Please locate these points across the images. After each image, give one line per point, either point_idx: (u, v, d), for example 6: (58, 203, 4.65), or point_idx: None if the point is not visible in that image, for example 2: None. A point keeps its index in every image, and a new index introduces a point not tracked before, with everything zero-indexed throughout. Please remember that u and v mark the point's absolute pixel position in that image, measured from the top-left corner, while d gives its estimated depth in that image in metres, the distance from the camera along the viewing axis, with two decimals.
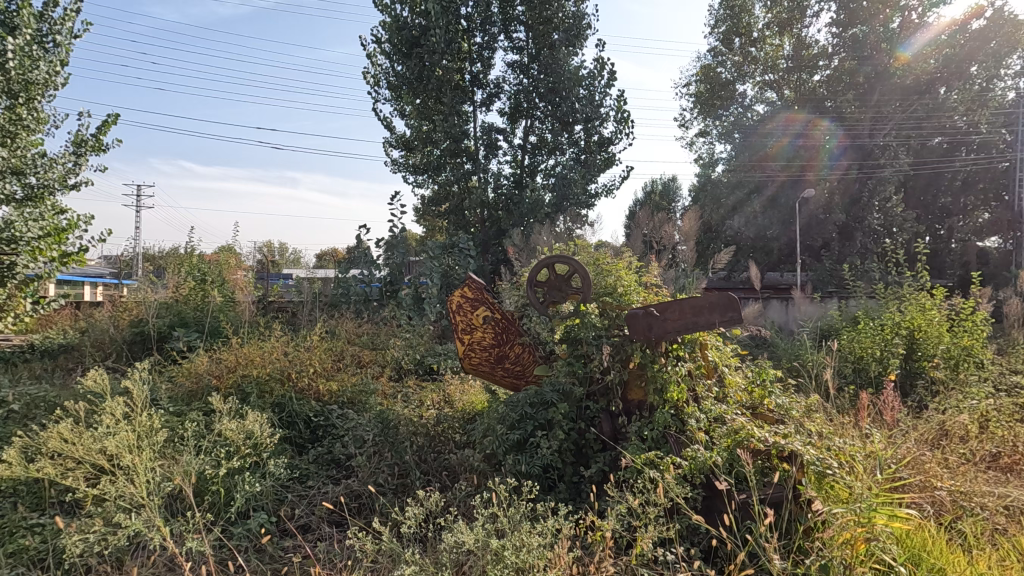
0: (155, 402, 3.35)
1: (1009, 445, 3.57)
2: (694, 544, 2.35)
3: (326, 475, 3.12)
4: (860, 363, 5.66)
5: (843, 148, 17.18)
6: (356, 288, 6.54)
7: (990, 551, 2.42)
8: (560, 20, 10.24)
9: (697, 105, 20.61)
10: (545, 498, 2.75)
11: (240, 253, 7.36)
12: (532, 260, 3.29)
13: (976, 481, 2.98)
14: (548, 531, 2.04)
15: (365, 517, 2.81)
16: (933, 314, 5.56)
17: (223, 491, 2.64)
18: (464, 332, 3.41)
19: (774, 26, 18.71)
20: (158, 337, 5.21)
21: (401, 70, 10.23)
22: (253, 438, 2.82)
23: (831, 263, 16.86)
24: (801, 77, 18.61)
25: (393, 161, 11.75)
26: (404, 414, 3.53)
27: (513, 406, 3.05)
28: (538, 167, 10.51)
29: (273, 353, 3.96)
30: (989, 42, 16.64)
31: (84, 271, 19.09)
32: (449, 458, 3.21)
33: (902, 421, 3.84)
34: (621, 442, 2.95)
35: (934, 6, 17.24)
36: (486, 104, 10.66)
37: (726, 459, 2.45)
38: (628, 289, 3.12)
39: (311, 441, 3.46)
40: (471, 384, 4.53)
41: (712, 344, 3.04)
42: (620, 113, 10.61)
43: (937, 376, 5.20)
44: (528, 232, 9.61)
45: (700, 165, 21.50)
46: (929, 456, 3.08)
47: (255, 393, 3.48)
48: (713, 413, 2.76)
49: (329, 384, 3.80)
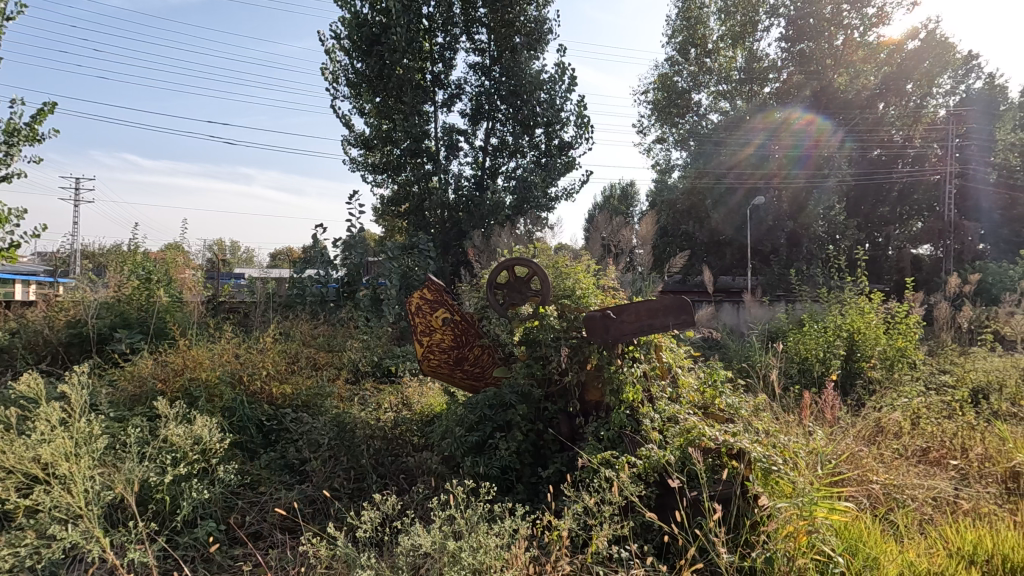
0: (94, 407, 3.19)
1: (938, 439, 3.82)
2: (647, 541, 2.41)
3: (279, 481, 3.05)
4: (805, 363, 5.93)
5: (807, 155, 17.83)
6: (312, 288, 6.39)
7: (919, 540, 2.58)
8: (521, 24, 10.34)
9: (654, 112, 21.19)
10: (502, 499, 2.77)
11: (189, 251, 7.08)
12: (493, 262, 3.31)
13: (907, 474, 3.20)
14: (505, 531, 2.05)
15: (320, 522, 2.75)
16: (871, 317, 5.89)
17: (169, 499, 2.53)
18: (424, 334, 3.39)
19: (728, 38, 19.79)
20: (98, 339, 4.95)
21: (361, 68, 10.08)
22: (202, 443, 2.71)
23: (779, 268, 17.57)
24: (752, 90, 19.32)
25: (352, 160, 11.57)
26: (361, 417, 3.48)
27: (472, 408, 3.05)
28: (499, 169, 10.56)
29: (225, 356, 3.83)
30: (922, 62, 18.03)
31: (15, 269, 17.96)
32: (406, 461, 3.19)
33: (842, 419, 4.04)
34: (578, 442, 3.01)
35: (873, 27, 18.38)
36: (447, 104, 10.62)
37: (678, 457, 2.54)
38: (586, 292, 3.16)
39: (264, 446, 3.38)
40: (430, 386, 4.51)
41: (666, 346, 3.14)
42: (580, 118, 10.79)
43: (874, 376, 5.49)
44: (488, 233, 9.63)
45: (657, 171, 22.08)
46: (865, 451, 3.28)
47: (204, 397, 3.35)
48: (666, 413, 2.84)
49: (283, 387, 3.69)
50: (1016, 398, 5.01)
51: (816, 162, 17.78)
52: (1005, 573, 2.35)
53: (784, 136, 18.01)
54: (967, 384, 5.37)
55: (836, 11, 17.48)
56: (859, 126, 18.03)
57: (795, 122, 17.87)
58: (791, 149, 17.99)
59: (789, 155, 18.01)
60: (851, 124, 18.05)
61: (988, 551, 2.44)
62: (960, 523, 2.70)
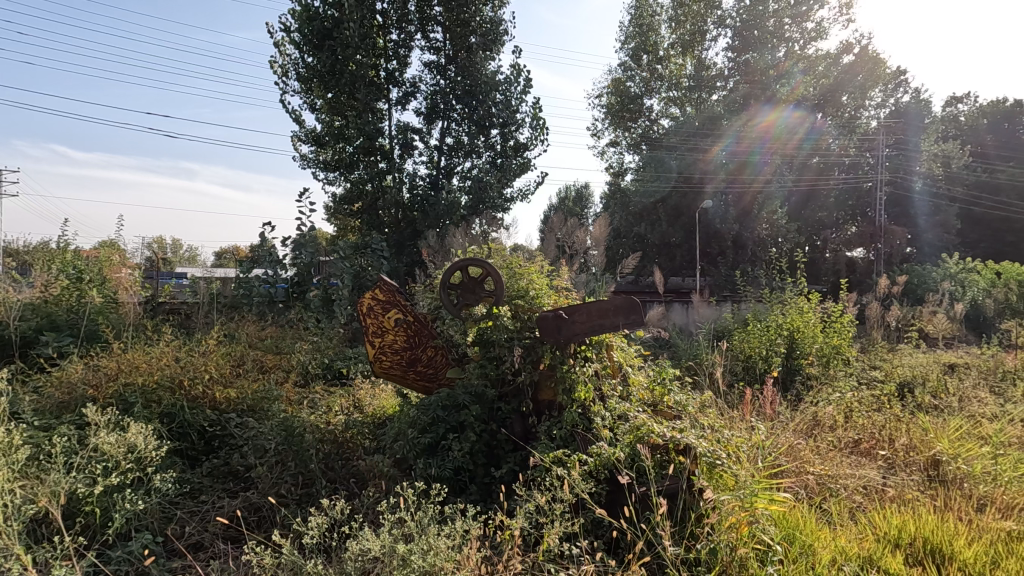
0: (16, 416, 2.97)
1: (868, 431, 4.06)
2: (599, 537, 2.45)
3: (222, 489, 2.94)
4: (749, 361, 6.16)
5: (765, 160, 18.52)
6: (259, 288, 6.14)
7: (851, 526, 2.75)
8: (477, 23, 10.29)
9: (608, 116, 21.63)
10: (455, 500, 2.76)
11: (124, 249, 6.69)
12: (446, 262, 3.28)
13: (841, 464, 3.41)
14: (457, 532, 2.05)
15: (265, 531, 2.66)
16: (809, 316, 6.20)
17: (99, 511, 2.38)
18: (375, 335, 3.33)
19: (678, 46, 20.48)
20: (21, 342, 4.60)
21: (312, 62, 9.81)
22: (136, 451, 2.58)
23: (726, 269, 18.22)
24: (700, 96, 20.26)
25: (302, 156, 11.26)
26: (310, 420, 3.38)
27: (425, 410, 3.03)
28: (454, 169, 10.51)
29: (164, 360, 3.65)
30: (856, 77, 19.46)
31: None
32: (357, 465, 3.12)
33: (782, 414, 4.24)
34: (531, 442, 3.04)
35: (812, 41, 19.48)
36: (402, 102, 10.49)
37: (628, 454, 2.59)
38: (539, 292, 3.19)
39: (206, 453, 3.25)
40: (383, 388, 4.44)
41: (617, 345, 3.21)
42: (535, 120, 10.88)
43: (812, 372, 5.79)
44: (443, 233, 9.56)
45: (610, 173, 22.53)
46: (802, 444, 3.47)
47: (140, 403, 3.17)
48: (617, 411, 2.91)
49: (226, 391, 3.54)
50: (937, 390, 5.37)
51: (772, 167, 18.50)
52: (926, 554, 2.53)
53: (745, 140, 18.49)
54: (895, 378, 5.73)
55: (777, 25, 19.01)
56: (808, 131, 19.07)
57: (756, 126, 18.44)
58: (751, 153, 18.49)
59: (749, 159, 18.49)
60: (798, 128, 19.02)
61: (911, 534, 2.62)
62: (886, 509, 2.89)
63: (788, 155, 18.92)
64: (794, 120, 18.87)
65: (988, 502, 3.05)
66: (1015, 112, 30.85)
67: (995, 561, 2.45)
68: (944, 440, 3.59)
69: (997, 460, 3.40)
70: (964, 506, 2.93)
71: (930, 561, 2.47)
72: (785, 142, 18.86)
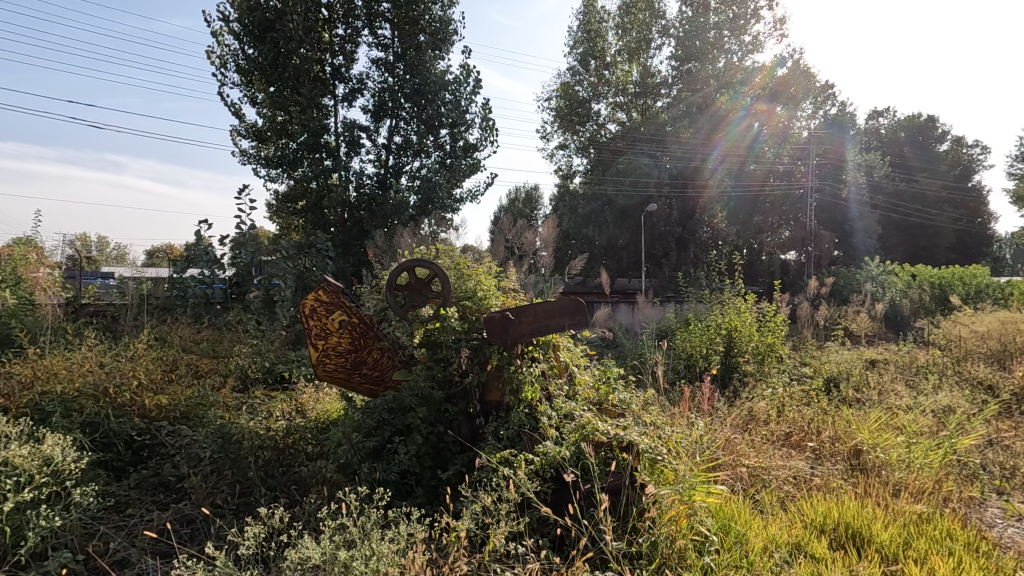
0: None
1: (798, 424, 4.32)
2: (545, 535, 2.47)
3: (151, 502, 2.78)
4: (690, 359, 6.41)
5: (720, 162, 19.53)
6: (195, 289, 5.78)
7: (781, 514, 2.91)
8: (426, 22, 10.19)
9: (557, 119, 21.98)
10: (400, 503, 2.73)
11: (42, 246, 6.22)
12: (392, 263, 3.23)
13: (772, 457, 3.61)
14: (402, 536, 2.02)
15: (198, 543, 2.54)
16: (747, 316, 6.50)
17: (9, 531, 2.20)
18: (318, 338, 3.25)
19: (624, 53, 20.95)
20: None
21: (253, 54, 9.46)
22: (52, 464, 2.39)
23: (670, 271, 18.80)
24: (646, 103, 21.00)
25: (242, 152, 10.83)
26: (249, 427, 3.24)
27: (370, 413, 2.98)
28: (402, 168, 10.37)
29: (86, 366, 3.41)
30: (790, 88, 20.92)
31: None
32: (298, 471, 3.02)
33: (720, 410, 4.44)
34: (477, 443, 3.04)
35: (748, 54, 20.52)
36: (348, 99, 10.27)
37: (573, 453, 2.64)
38: (487, 293, 3.20)
39: (133, 464, 3.07)
40: (327, 392, 4.33)
41: (563, 345, 3.27)
42: (485, 121, 10.89)
43: (748, 369, 6.07)
44: (391, 233, 9.42)
45: (559, 175, 22.87)
46: (738, 438, 3.66)
47: (59, 412, 2.95)
48: (563, 411, 2.96)
49: (157, 398, 3.35)
50: (859, 384, 5.77)
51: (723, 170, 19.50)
52: (848, 538, 2.70)
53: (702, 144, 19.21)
54: (823, 374, 6.10)
55: (717, 36, 19.79)
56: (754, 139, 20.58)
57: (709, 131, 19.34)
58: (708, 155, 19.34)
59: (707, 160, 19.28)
60: (746, 136, 20.42)
61: (834, 521, 2.79)
62: (813, 497, 3.07)
63: (737, 160, 20.16)
64: (744, 126, 20.13)
65: (902, 487, 3.29)
66: (929, 127, 33.37)
67: (908, 541, 2.64)
68: (864, 431, 3.86)
69: (910, 448, 3.68)
70: (880, 492, 3.16)
71: (851, 544, 2.64)
72: (736, 148, 20.11)
